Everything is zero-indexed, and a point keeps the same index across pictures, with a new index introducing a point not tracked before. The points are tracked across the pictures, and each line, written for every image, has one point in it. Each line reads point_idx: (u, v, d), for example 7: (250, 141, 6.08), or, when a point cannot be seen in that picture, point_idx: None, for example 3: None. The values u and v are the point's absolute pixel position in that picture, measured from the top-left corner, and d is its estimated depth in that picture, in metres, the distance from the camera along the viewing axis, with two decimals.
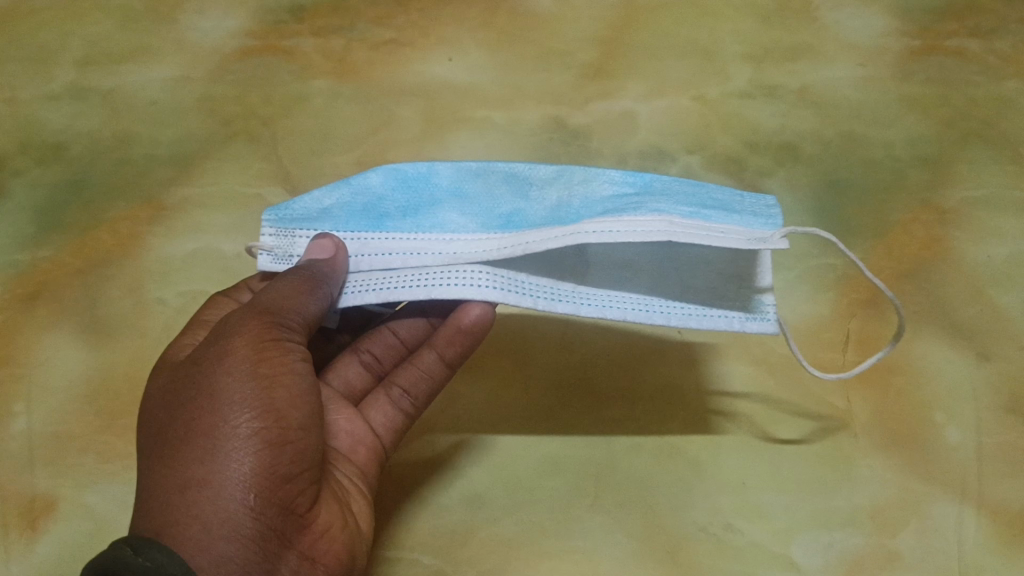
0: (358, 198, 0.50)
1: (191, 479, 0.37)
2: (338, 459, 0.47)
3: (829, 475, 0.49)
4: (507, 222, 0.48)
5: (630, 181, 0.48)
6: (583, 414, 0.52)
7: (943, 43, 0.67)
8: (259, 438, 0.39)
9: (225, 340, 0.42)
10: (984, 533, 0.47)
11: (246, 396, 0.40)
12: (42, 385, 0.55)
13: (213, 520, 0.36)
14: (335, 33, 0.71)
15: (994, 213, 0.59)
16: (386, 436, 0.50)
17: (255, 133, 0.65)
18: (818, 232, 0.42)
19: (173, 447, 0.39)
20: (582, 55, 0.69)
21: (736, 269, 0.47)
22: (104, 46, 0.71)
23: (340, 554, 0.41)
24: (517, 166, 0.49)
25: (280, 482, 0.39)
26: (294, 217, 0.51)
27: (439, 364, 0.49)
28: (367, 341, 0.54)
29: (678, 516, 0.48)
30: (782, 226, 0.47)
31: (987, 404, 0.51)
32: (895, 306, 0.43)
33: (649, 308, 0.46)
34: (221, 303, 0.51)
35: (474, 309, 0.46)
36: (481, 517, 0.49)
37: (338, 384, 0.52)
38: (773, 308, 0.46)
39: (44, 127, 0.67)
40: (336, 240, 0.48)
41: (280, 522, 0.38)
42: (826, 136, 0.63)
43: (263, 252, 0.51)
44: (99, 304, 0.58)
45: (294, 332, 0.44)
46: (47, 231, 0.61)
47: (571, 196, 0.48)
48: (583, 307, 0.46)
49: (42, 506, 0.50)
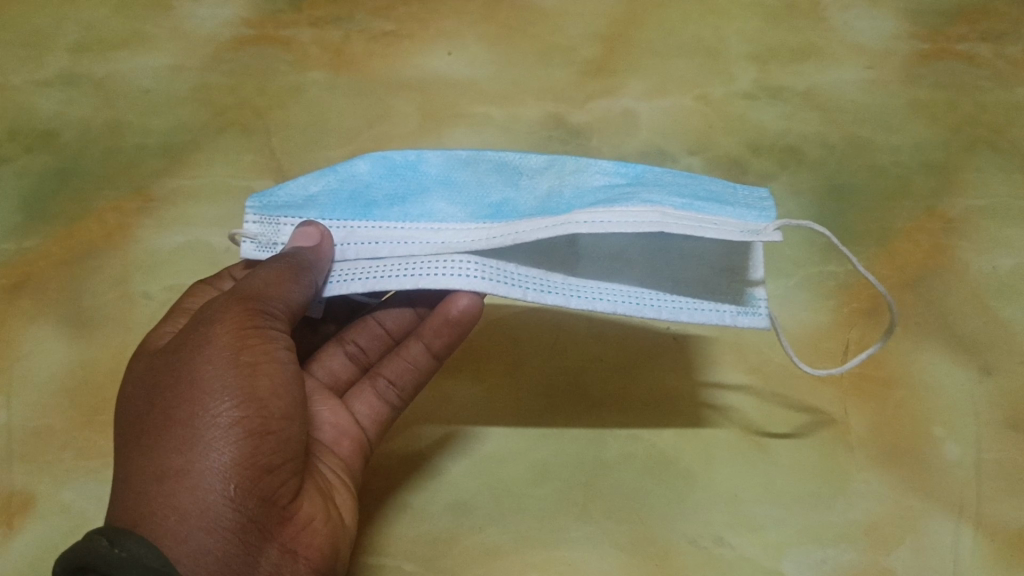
0: (345, 185, 0.49)
1: (169, 469, 0.36)
2: (321, 451, 0.46)
3: (823, 488, 0.48)
4: (496, 211, 0.47)
5: (621, 172, 0.47)
6: (572, 418, 0.51)
7: (953, 47, 0.66)
8: (239, 428, 0.38)
9: (206, 327, 0.41)
10: (981, 552, 0.46)
11: (226, 384, 0.39)
12: (22, 377, 0.54)
13: (192, 511, 0.35)
14: (333, 23, 0.69)
15: (1001, 223, 0.57)
16: (371, 429, 0.49)
17: (248, 125, 0.64)
18: (813, 225, 0.42)
19: (152, 436, 0.38)
20: (585, 51, 0.68)
21: (728, 263, 0.46)
22: (98, 32, 0.70)
23: (322, 547, 0.40)
24: (508, 155, 0.48)
25: (261, 473, 0.38)
26: (278, 204, 0.49)
27: (426, 356, 0.47)
28: (353, 331, 0.52)
29: (668, 528, 0.47)
30: (777, 219, 0.45)
31: (988, 420, 0.50)
32: (889, 303, 0.43)
33: (641, 301, 0.45)
34: (203, 291, 0.50)
35: (462, 299, 0.45)
36: (465, 525, 0.48)
37: (322, 375, 0.51)
38: (766, 302, 0.45)
39: (34, 114, 0.66)
40: (321, 228, 0.46)
41: (261, 514, 0.37)
42: (830, 140, 0.62)
43: (246, 240, 0.50)
44: (84, 296, 0.57)
45: (277, 320, 0.43)
46: (34, 220, 0.60)
47: (562, 186, 0.47)
48: (573, 299, 0.45)
49: (19, 503, 0.49)
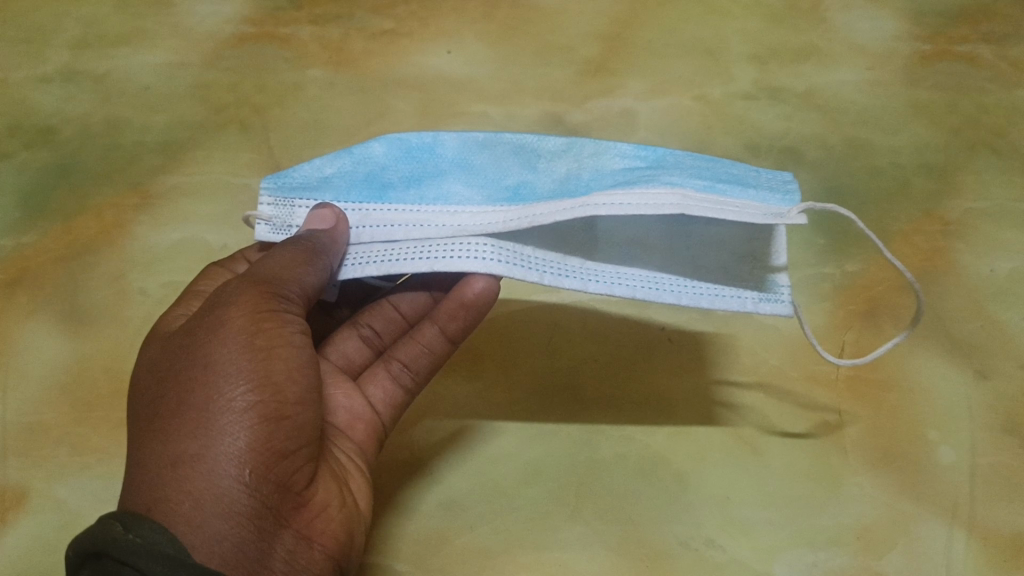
0: (360, 168, 0.48)
1: (183, 454, 0.36)
2: (335, 436, 0.46)
3: (816, 491, 0.48)
4: (514, 194, 0.46)
5: (641, 156, 0.46)
6: (571, 416, 0.51)
7: (954, 49, 0.65)
8: (254, 412, 0.38)
9: (221, 310, 0.41)
10: (974, 557, 0.46)
11: (242, 368, 0.38)
12: (19, 373, 0.54)
13: (206, 496, 0.35)
14: (333, 21, 0.69)
15: (1000, 225, 0.57)
16: (385, 413, 0.49)
17: (247, 122, 0.64)
18: (838, 210, 0.40)
19: (166, 419, 0.37)
20: (584, 50, 0.67)
21: (749, 249, 0.45)
22: (99, 28, 0.70)
23: (337, 534, 0.40)
24: (525, 139, 0.48)
25: (276, 459, 0.38)
26: (293, 186, 0.49)
27: (440, 339, 0.47)
28: (367, 315, 0.52)
29: (659, 530, 0.47)
30: (800, 201, 0.44)
31: (984, 424, 0.50)
32: (915, 291, 0.42)
33: (660, 286, 0.44)
34: (217, 273, 0.50)
35: (478, 282, 0.45)
36: (458, 524, 0.48)
37: (336, 359, 0.51)
38: (788, 290, 0.44)
39: (34, 110, 0.66)
40: (336, 210, 0.46)
41: (276, 500, 0.37)
42: (829, 141, 0.62)
43: (260, 222, 0.49)
44: (81, 293, 0.57)
45: (293, 304, 0.43)
46: (32, 216, 0.60)
47: (581, 170, 0.46)
48: (591, 283, 0.44)
49: (12, 499, 0.50)
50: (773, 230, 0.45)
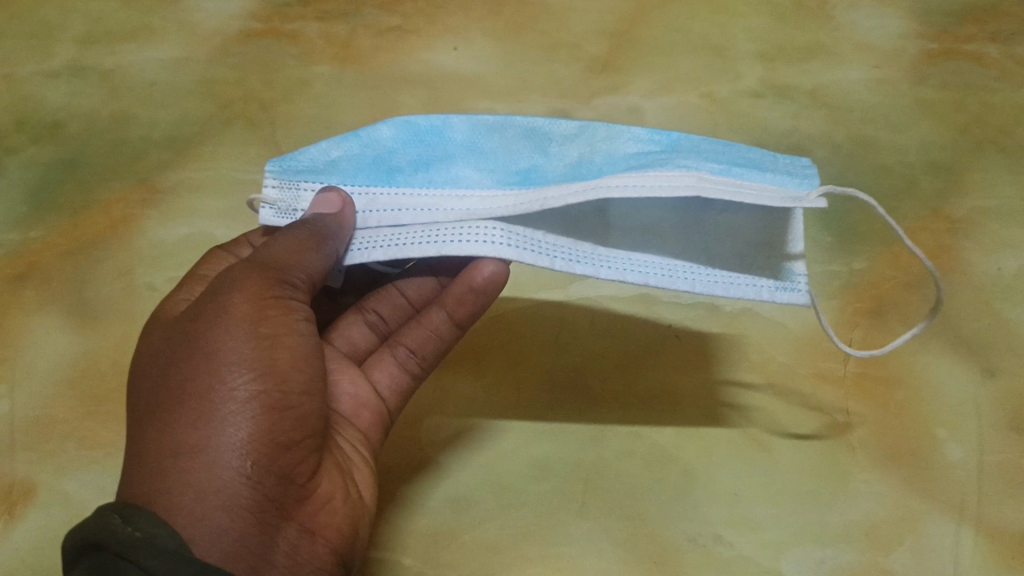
0: (368, 151, 0.48)
1: (185, 444, 0.36)
2: (340, 423, 0.46)
3: (824, 488, 0.48)
4: (524, 178, 0.46)
5: (655, 139, 0.46)
6: (577, 412, 0.51)
7: (961, 48, 0.65)
8: (257, 402, 0.37)
9: (223, 297, 0.41)
10: (981, 554, 0.46)
11: (245, 357, 0.38)
12: (26, 367, 0.54)
13: (208, 488, 0.35)
14: (340, 18, 0.69)
15: (1007, 224, 0.57)
16: (390, 399, 0.49)
17: (253, 118, 0.64)
18: (857, 194, 0.40)
19: (168, 409, 0.37)
20: (591, 48, 0.67)
21: (764, 238, 0.45)
22: (106, 23, 0.70)
23: (341, 526, 0.41)
24: (536, 122, 0.47)
25: (279, 450, 0.38)
26: (299, 168, 0.49)
27: (448, 325, 0.47)
28: (373, 300, 0.52)
29: (667, 527, 0.47)
30: (819, 185, 0.44)
31: (991, 421, 0.50)
32: (935, 278, 0.41)
33: (673, 274, 0.44)
34: (220, 258, 0.50)
35: (487, 267, 0.45)
36: (464, 519, 0.48)
37: (342, 346, 0.51)
38: (805, 278, 0.44)
39: (42, 105, 0.66)
40: (343, 194, 0.46)
41: (279, 492, 0.37)
42: (836, 139, 0.62)
43: (264, 205, 0.49)
44: (89, 287, 0.57)
45: (298, 290, 0.43)
46: (40, 211, 0.60)
47: (593, 153, 0.46)
48: (603, 270, 0.43)
49: (20, 493, 0.50)
50: (792, 215, 0.45)
